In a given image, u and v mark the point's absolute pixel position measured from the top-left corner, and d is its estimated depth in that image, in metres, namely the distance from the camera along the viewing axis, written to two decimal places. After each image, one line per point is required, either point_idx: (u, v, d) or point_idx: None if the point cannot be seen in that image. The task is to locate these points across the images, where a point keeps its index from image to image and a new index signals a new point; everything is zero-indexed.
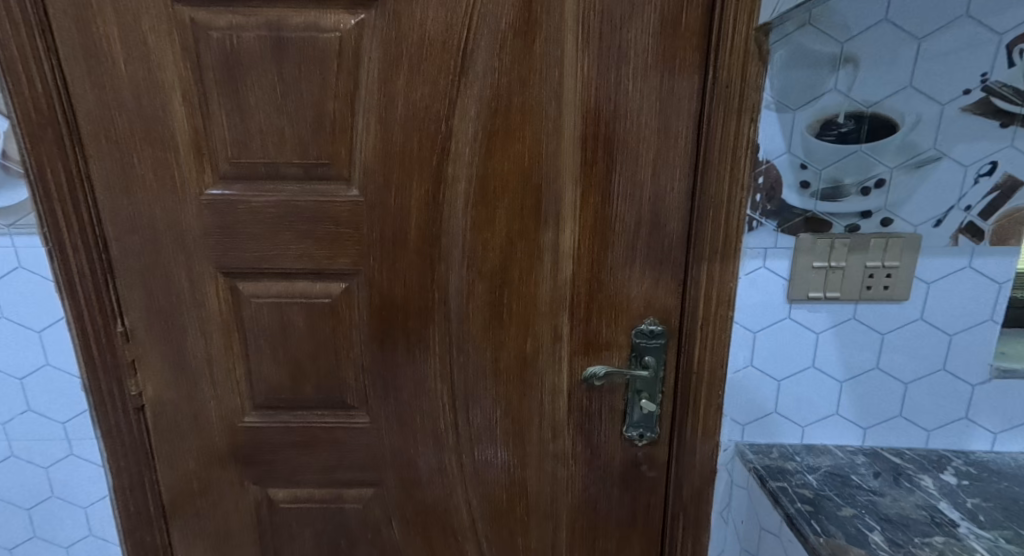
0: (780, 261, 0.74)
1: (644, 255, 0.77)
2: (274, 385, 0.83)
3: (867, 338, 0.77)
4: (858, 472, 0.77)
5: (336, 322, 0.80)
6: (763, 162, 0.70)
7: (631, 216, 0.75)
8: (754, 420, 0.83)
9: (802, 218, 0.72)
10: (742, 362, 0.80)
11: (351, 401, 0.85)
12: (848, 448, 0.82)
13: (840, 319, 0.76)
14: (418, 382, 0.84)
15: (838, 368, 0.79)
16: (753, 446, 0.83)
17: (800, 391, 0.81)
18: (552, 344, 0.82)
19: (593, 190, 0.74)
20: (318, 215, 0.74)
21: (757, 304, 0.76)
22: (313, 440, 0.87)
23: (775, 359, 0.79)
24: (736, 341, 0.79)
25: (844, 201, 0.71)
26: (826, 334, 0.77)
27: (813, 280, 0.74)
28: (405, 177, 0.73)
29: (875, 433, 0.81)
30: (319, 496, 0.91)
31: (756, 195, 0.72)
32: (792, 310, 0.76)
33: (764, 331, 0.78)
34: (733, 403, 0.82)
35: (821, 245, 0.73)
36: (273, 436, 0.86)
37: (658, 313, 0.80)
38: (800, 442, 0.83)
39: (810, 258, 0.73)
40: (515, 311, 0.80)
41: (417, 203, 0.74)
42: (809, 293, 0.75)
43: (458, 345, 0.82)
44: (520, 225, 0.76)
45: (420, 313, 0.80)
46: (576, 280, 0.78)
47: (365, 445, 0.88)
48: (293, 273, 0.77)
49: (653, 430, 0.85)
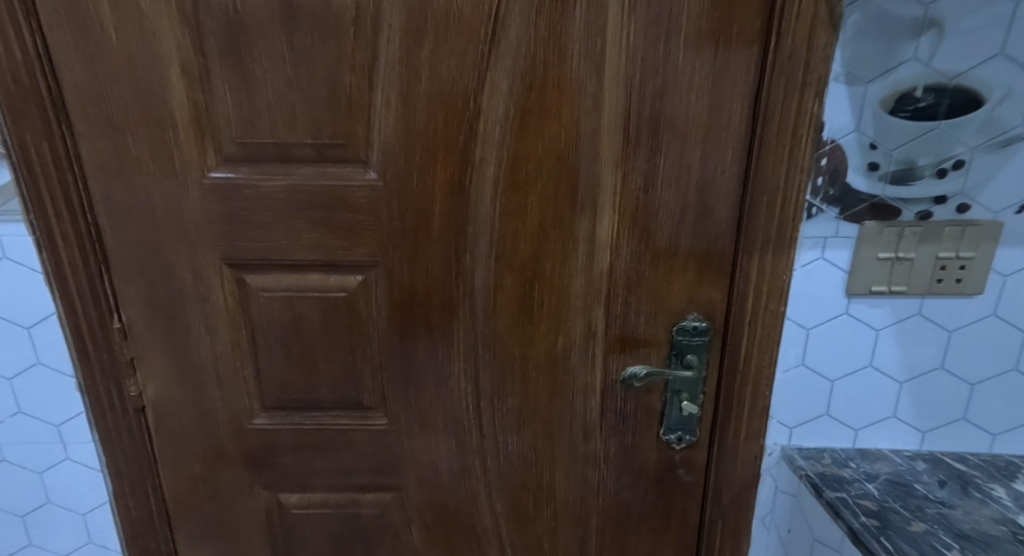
0: (840, 252, 0.68)
1: (689, 244, 0.70)
2: (286, 385, 0.77)
3: (933, 337, 0.71)
4: (921, 480, 0.71)
5: (352, 318, 0.74)
6: (826, 142, 0.64)
7: (676, 202, 0.68)
8: (802, 422, 0.77)
9: (869, 204, 0.65)
10: (793, 361, 0.74)
11: (368, 401, 0.80)
12: (906, 454, 0.76)
13: (905, 315, 0.70)
14: (441, 381, 0.78)
15: (899, 368, 0.72)
16: (801, 451, 0.78)
17: (856, 393, 0.74)
18: (585, 341, 0.76)
19: (635, 174, 0.67)
20: (332, 202, 0.67)
21: (812, 298, 0.70)
22: (327, 442, 0.81)
23: (829, 358, 0.73)
24: (787, 339, 0.73)
25: (916, 185, 0.64)
26: (887, 331, 0.71)
27: (877, 272, 0.68)
28: (428, 159, 0.66)
29: (936, 437, 0.75)
30: (334, 501, 0.85)
31: (818, 177, 0.65)
32: (852, 305, 0.70)
33: (818, 327, 0.72)
34: (780, 403, 0.77)
35: (889, 234, 0.66)
36: (285, 438, 0.81)
37: (702, 308, 0.74)
38: (852, 447, 0.77)
39: (875, 249, 0.67)
40: (547, 305, 0.74)
41: (441, 188, 0.67)
42: (871, 287, 0.68)
43: (484, 342, 0.76)
44: (553, 213, 0.69)
45: (444, 308, 0.74)
46: (613, 272, 0.72)
47: (383, 447, 0.82)
48: (306, 265, 0.71)
49: (693, 432, 0.80)
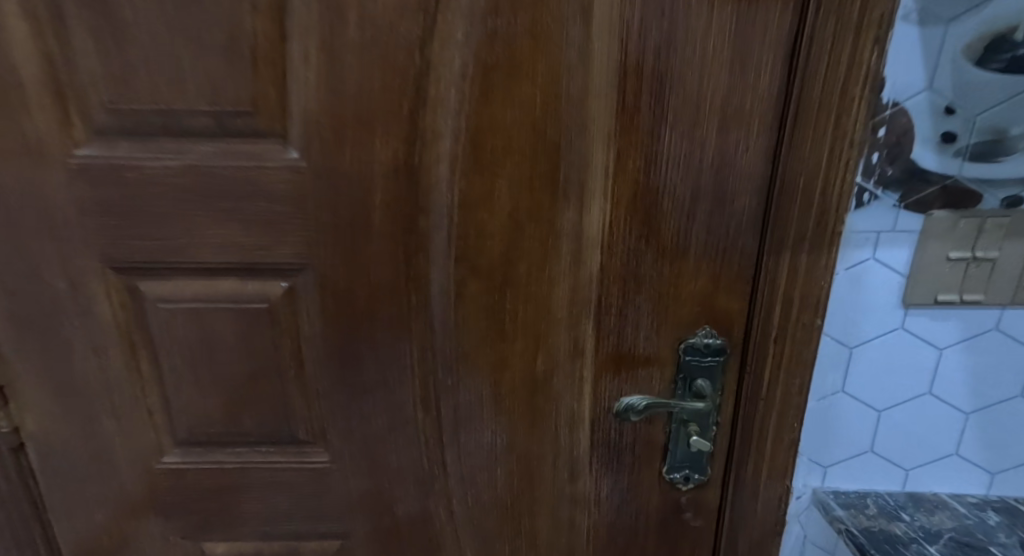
0: (894, 250, 0.54)
1: (701, 242, 0.55)
2: (200, 416, 0.63)
3: (1011, 357, 0.57)
4: (999, 543, 0.59)
5: (279, 334, 0.59)
6: (889, 106, 0.50)
7: (685, 188, 0.53)
8: (840, 460, 0.63)
9: (940, 187, 0.52)
10: (831, 387, 0.60)
11: (305, 433, 0.65)
12: (969, 501, 0.63)
13: (975, 330, 0.56)
14: (394, 409, 0.64)
15: (965, 397, 0.59)
16: (837, 497, 0.64)
17: (908, 424, 0.61)
18: (572, 360, 0.62)
19: (634, 150, 0.52)
20: (241, 189, 0.52)
21: (858, 309, 0.56)
22: (256, 484, 0.67)
23: (878, 384, 0.59)
24: (825, 360, 0.58)
25: (1004, 162, 0.51)
26: (952, 350, 0.57)
27: (944, 277, 0.54)
28: (362, 132, 0.50)
29: (1005, 479, 0.62)
30: (269, 552, 0.70)
31: (874, 152, 0.51)
32: (908, 317, 0.56)
33: (865, 345, 0.58)
34: (815, 439, 0.63)
35: (962, 228, 0.53)
36: (203, 479, 0.66)
37: (715, 321, 0.59)
38: (901, 491, 0.64)
39: (942, 246, 0.53)
40: (523, 318, 0.60)
41: (382, 170, 0.51)
42: (939, 295, 0.55)
43: (446, 362, 0.61)
44: (529, 202, 0.54)
45: (394, 321, 0.59)
46: (604, 276, 0.57)
47: (326, 488, 0.68)
48: (216, 269, 0.55)
49: (703, 471, 0.65)
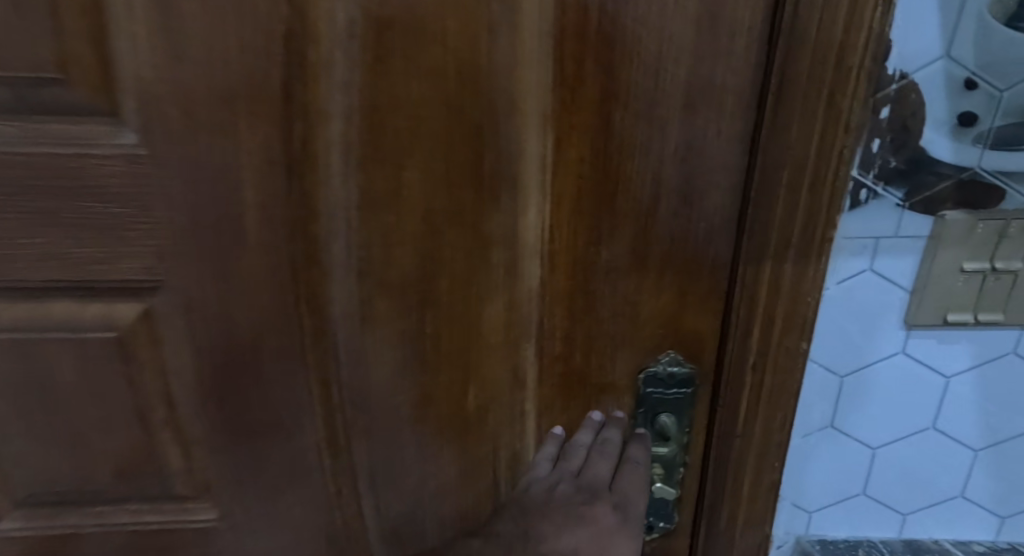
0: (894, 261, 0.49)
1: (663, 250, 0.45)
2: (46, 469, 0.51)
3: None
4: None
5: (136, 371, 0.47)
6: (897, 80, 0.43)
7: (642, 183, 0.43)
8: (832, 504, 0.58)
9: (954, 182, 0.46)
10: (819, 421, 0.54)
11: (185, 487, 0.54)
12: (976, 547, 0.59)
13: (989, 355, 0.52)
14: (295, 455, 0.52)
15: (976, 431, 0.55)
16: (821, 544, 0.59)
17: (907, 463, 0.56)
18: (511, 393, 0.51)
19: (577, 135, 0.41)
20: (62, 186, 0.39)
21: (854, 333, 0.51)
22: (129, 543, 0.56)
23: (875, 417, 0.54)
24: (815, 388, 0.53)
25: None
26: (960, 378, 0.53)
27: (956, 294, 0.49)
28: (219, 112, 0.37)
29: (1015, 525, 0.59)
30: None
31: (875, 138, 0.45)
32: (909, 341, 0.51)
33: (859, 373, 0.53)
34: (803, 478, 0.57)
35: (980, 234, 0.47)
36: (61, 539, 0.55)
37: (682, 344, 0.49)
38: (897, 535, 0.59)
39: (956, 256, 0.48)
40: (449, 344, 0.48)
41: (252, 163, 0.39)
42: (949, 312, 0.50)
43: (357, 399, 0.50)
44: (447, 202, 0.42)
45: (286, 353, 0.47)
46: (547, 292, 0.47)
47: (219, 545, 0.57)
48: (43, 289, 0.43)
49: (668, 520, 0.55)
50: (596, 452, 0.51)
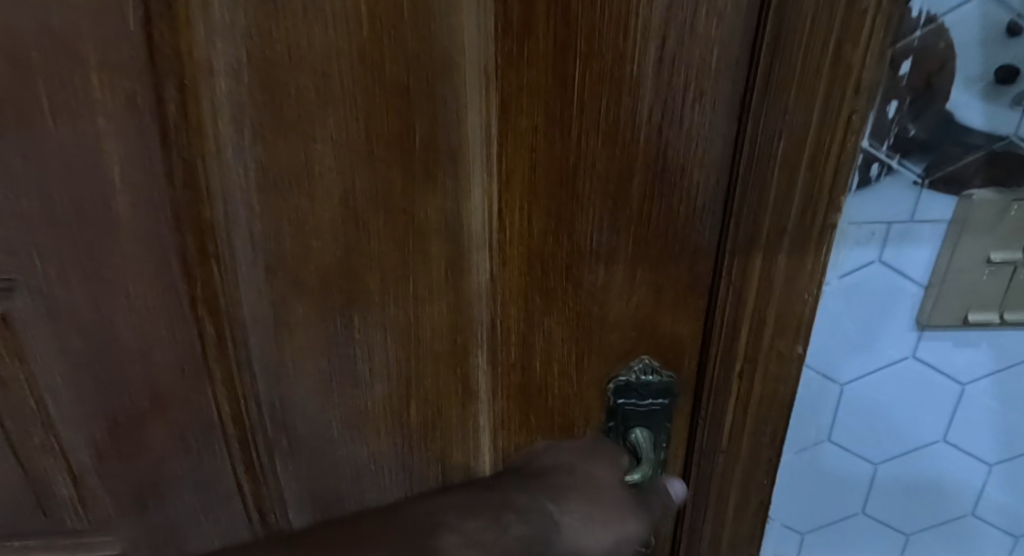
0: (906, 253, 0.47)
1: (637, 235, 0.38)
2: None
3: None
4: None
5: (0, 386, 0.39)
6: (920, 22, 0.39)
7: (608, 155, 0.35)
8: (817, 529, 0.61)
9: (986, 153, 0.43)
10: (814, 437, 0.56)
11: (75, 521, 0.45)
12: None
13: (1009, 361, 0.52)
14: (206, 483, 0.44)
15: (990, 449, 0.56)
16: None
17: (905, 477, 0.57)
18: (462, 407, 0.42)
19: (527, 99, 0.34)
20: None
21: (862, 349, 0.52)
22: None
23: (864, 430, 0.55)
24: (813, 394, 0.54)
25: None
26: (978, 384, 0.53)
27: (981, 288, 0.49)
28: (58, 63, 0.29)
29: None
30: None
31: (893, 99, 0.42)
32: (919, 345, 0.51)
33: (861, 380, 0.53)
34: (792, 495, 0.59)
35: (1013, 218, 0.46)
36: None
37: (662, 347, 0.41)
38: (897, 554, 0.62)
39: (985, 245, 0.47)
40: (383, 357, 0.40)
41: (112, 129, 0.31)
42: (968, 314, 0.50)
43: (278, 419, 0.42)
44: (369, 179, 0.35)
45: (184, 365, 0.39)
46: (501, 290, 0.39)
47: None
48: None
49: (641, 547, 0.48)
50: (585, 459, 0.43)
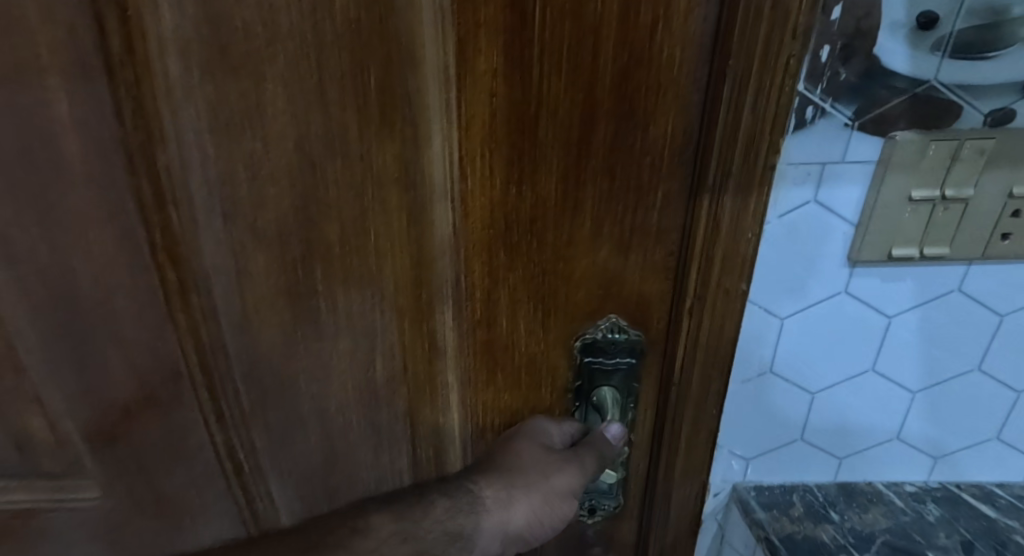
0: (837, 192, 0.53)
1: (605, 185, 0.38)
2: None
3: (968, 316, 0.61)
4: (937, 546, 0.67)
5: None
6: None
7: (572, 98, 0.36)
8: (758, 457, 0.68)
9: (908, 96, 0.49)
10: (762, 366, 0.62)
11: (52, 464, 0.43)
12: (909, 486, 0.71)
13: (929, 296, 0.59)
14: (176, 436, 0.42)
15: (913, 376, 0.64)
16: (754, 489, 0.70)
17: (841, 401, 0.65)
18: (428, 363, 0.40)
19: (486, 36, 0.34)
20: None
21: (799, 281, 0.58)
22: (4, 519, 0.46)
23: (810, 359, 0.62)
24: (761, 326, 0.60)
25: (979, 63, 0.48)
26: (903, 315, 0.60)
27: (904, 224, 0.55)
28: None
29: (941, 467, 0.71)
30: None
31: (826, 45, 0.47)
32: (853, 280, 0.58)
33: (799, 314, 0.59)
34: (747, 421, 0.65)
35: (932, 156, 0.52)
36: None
37: (628, 302, 0.41)
38: (833, 480, 0.71)
39: (909, 182, 0.53)
40: (346, 310, 0.38)
41: (56, 62, 0.31)
42: (894, 249, 0.56)
43: (246, 372, 0.40)
44: (324, 125, 0.34)
45: (147, 314, 0.38)
46: (466, 242, 0.38)
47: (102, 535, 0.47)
48: None
49: (615, 504, 0.47)
50: (534, 432, 0.42)
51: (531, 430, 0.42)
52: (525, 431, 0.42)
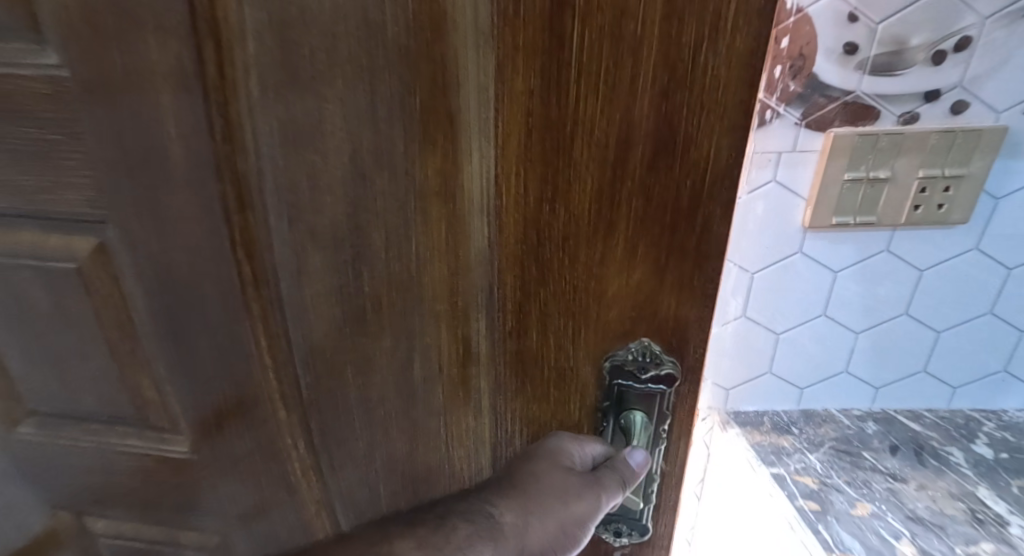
0: (790, 173, 0.84)
1: (640, 205, 0.38)
2: (36, 386, 0.50)
3: (900, 270, 0.90)
4: (870, 448, 0.93)
5: (99, 298, 0.45)
6: (795, 11, 0.76)
7: (607, 120, 0.37)
8: (740, 385, 0.99)
9: (840, 102, 0.80)
10: (738, 311, 0.93)
11: (156, 420, 0.49)
12: (855, 412, 1.00)
13: (868, 253, 0.89)
14: (249, 416, 0.46)
15: (855, 322, 0.94)
16: (735, 416, 1.00)
17: (800, 341, 0.95)
18: (462, 368, 0.43)
19: (523, 60, 0.36)
20: (8, 109, 0.41)
21: (770, 236, 0.88)
22: (117, 467, 0.53)
23: (779, 304, 0.92)
24: (738, 282, 0.91)
25: (890, 79, 0.79)
26: (844, 272, 0.90)
27: (843, 197, 0.84)
28: (130, 30, 0.37)
29: (884, 393, 0.99)
30: (148, 536, 0.57)
31: (778, 64, 0.79)
32: (805, 245, 0.88)
33: (767, 269, 0.90)
34: (737, 351, 0.96)
35: (858, 147, 0.82)
36: (64, 454, 0.53)
37: (661, 327, 0.40)
38: (796, 406, 1.01)
39: (844, 167, 0.83)
40: (389, 310, 0.42)
41: (165, 84, 0.38)
42: (840, 214, 0.85)
43: (304, 359, 0.43)
44: (374, 140, 0.38)
45: (227, 302, 0.43)
46: (499, 254, 0.40)
47: (189, 497, 0.52)
48: (5, 215, 0.45)
49: (640, 532, 0.45)
50: (551, 452, 0.42)
51: (547, 449, 0.42)
52: (544, 450, 0.42)
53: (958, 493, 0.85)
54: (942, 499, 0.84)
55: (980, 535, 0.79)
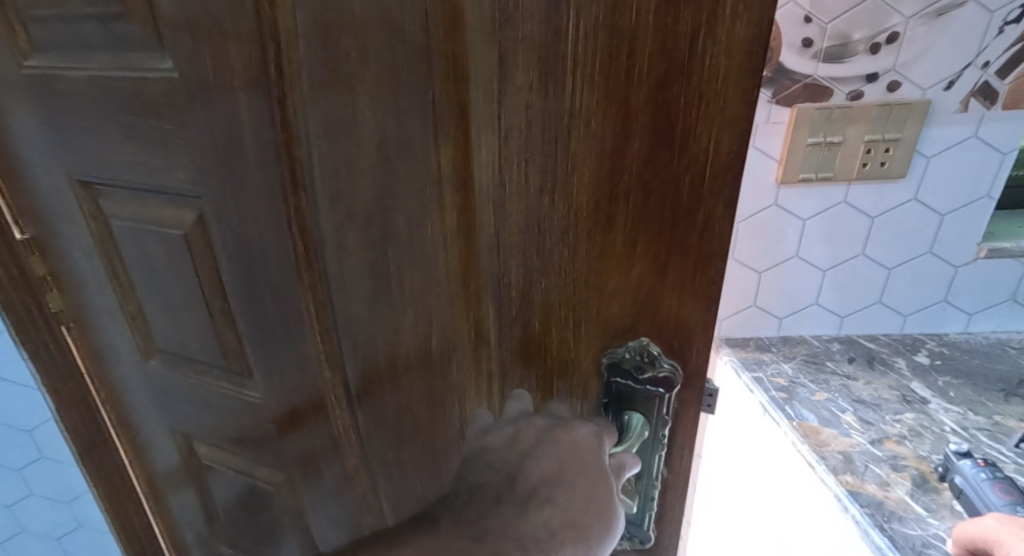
0: (767, 142, 0.89)
1: (640, 199, 0.37)
2: (165, 326, 0.62)
3: (858, 218, 0.94)
4: (839, 365, 0.97)
5: (198, 260, 0.55)
6: None
7: (607, 112, 0.36)
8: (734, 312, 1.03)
9: (802, 84, 0.86)
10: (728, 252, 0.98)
11: (239, 368, 0.58)
12: (826, 335, 1.04)
13: (831, 205, 0.94)
14: (301, 372, 0.53)
15: (822, 259, 0.97)
16: (732, 339, 1.04)
17: (780, 281, 0.99)
18: (475, 349, 0.45)
19: (523, 51, 0.35)
20: (138, 104, 0.51)
21: (747, 193, 0.93)
22: (211, 403, 0.63)
23: (759, 251, 0.97)
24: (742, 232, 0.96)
25: (842, 65, 0.85)
26: (813, 219, 0.94)
27: (808, 156, 0.90)
28: (215, 35, 0.44)
29: (852, 319, 1.03)
30: (234, 464, 0.67)
31: None
32: (780, 195, 0.93)
33: (749, 220, 0.95)
34: (731, 287, 1.01)
35: (819, 116, 0.87)
36: (180, 386, 0.65)
37: (659, 326, 0.41)
38: (778, 331, 1.04)
39: (807, 134, 0.88)
40: (411, 286, 0.45)
41: (239, 80, 0.45)
42: (803, 173, 0.91)
43: (342, 326, 0.49)
44: (398, 130, 0.41)
45: (285, 271, 0.50)
46: (500, 241, 0.40)
47: (259, 434, 0.61)
48: (139, 189, 0.56)
49: (641, 539, 0.46)
50: (560, 444, 0.43)
51: (554, 443, 0.43)
52: (552, 438, 0.43)
53: (898, 386, 0.93)
54: (882, 389, 0.92)
55: (905, 409, 0.88)
